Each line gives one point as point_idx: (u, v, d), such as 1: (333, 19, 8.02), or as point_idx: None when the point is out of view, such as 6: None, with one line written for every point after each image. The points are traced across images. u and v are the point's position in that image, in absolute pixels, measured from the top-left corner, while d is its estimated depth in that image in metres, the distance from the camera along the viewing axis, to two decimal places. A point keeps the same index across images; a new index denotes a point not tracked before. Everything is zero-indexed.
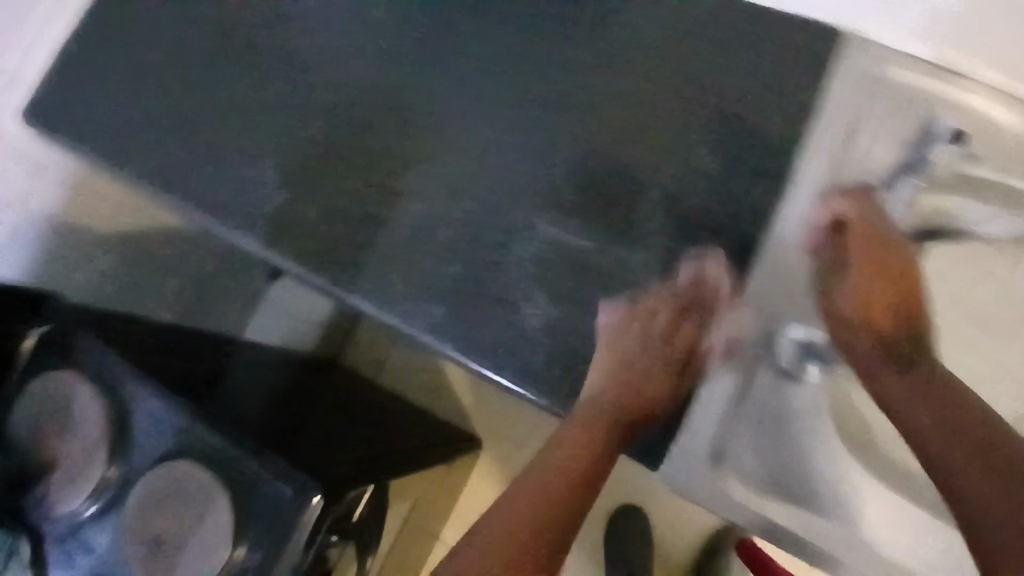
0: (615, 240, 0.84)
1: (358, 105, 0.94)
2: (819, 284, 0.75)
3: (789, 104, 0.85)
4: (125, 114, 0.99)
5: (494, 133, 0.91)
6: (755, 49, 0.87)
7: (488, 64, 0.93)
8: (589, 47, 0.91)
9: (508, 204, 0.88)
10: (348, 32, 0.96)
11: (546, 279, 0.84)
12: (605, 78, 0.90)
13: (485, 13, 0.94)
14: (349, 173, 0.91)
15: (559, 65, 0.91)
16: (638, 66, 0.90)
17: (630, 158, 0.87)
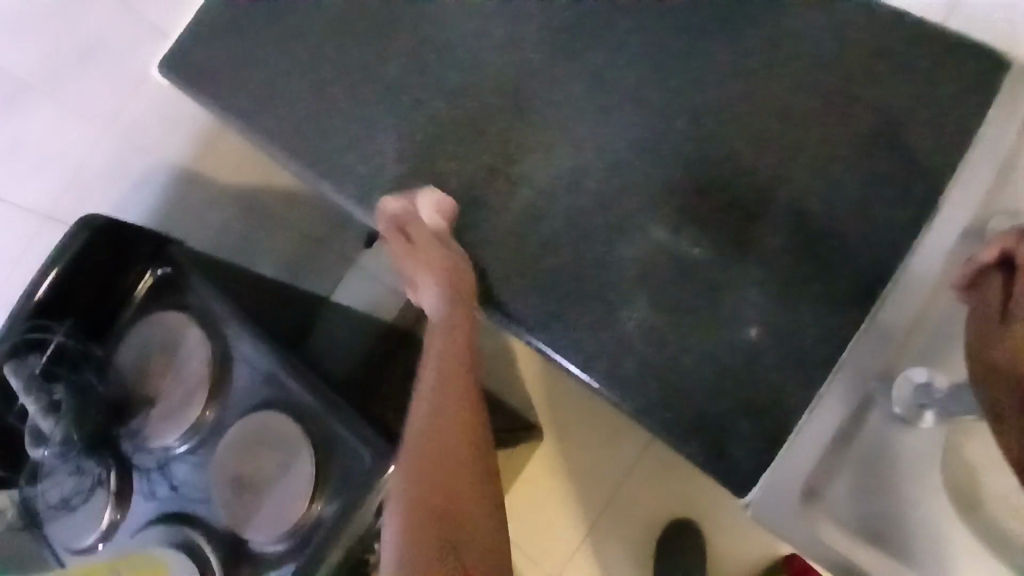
0: (725, 254, 0.83)
1: (482, 90, 0.96)
2: (970, 330, 0.62)
3: (937, 137, 0.81)
4: (260, 76, 1.05)
5: (614, 131, 0.90)
6: (907, 74, 0.83)
7: (617, 62, 0.93)
8: (723, 53, 0.89)
9: (618, 204, 0.88)
10: (480, 16, 0.98)
11: (650, 285, 0.84)
12: (737, 86, 0.87)
13: (620, 11, 0.94)
14: (465, 155, 0.94)
15: (690, 69, 0.90)
16: (774, 77, 0.87)
17: (753, 171, 0.84)
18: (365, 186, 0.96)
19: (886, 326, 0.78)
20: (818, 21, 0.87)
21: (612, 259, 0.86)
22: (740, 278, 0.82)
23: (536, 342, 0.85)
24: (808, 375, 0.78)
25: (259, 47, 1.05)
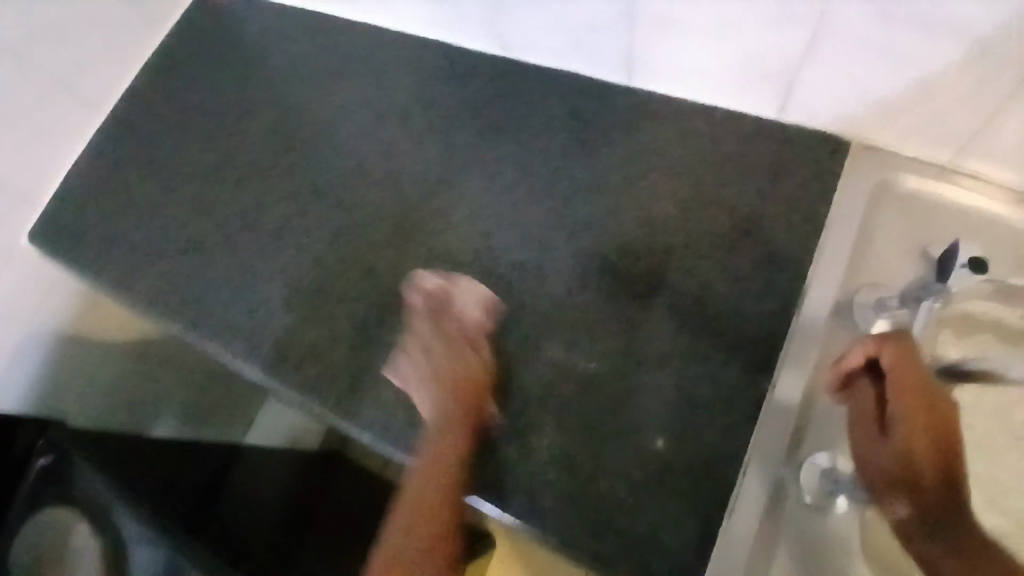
0: (626, 360, 0.82)
1: (367, 225, 0.95)
2: (855, 431, 0.72)
3: (795, 214, 0.86)
4: (142, 234, 1.00)
5: (505, 249, 0.91)
6: (759, 163, 0.90)
7: (498, 182, 0.95)
8: (595, 165, 0.94)
9: (517, 322, 0.86)
10: (362, 153, 1.00)
11: (559, 400, 0.81)
12: (610, 194, 0.92)
13: (494, 137, 0.98)
14: (358, 292, 0.91)
15: (569, 182, 0.94)
16: (647, 181, 0.92)
17: (636, 273, 0.87)
18: (256, 341, 0.90)
19: (788, 403, 0.77)
20: (676, 126, 0.94)
21: (522, 381, 0.83)
22: (653, 381, 0.81)
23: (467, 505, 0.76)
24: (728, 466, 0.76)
25: (131, 201, 1.03)
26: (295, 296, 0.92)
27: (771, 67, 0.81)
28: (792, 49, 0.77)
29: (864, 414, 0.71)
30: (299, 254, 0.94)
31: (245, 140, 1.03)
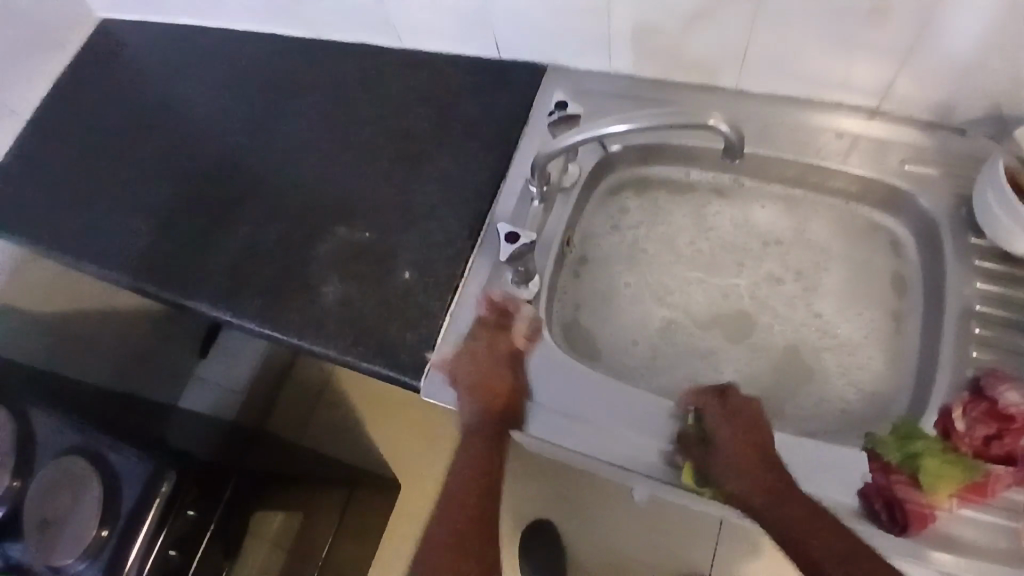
0: (418, 230, 0.82)
1: (237, 146, 0.96)
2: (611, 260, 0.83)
3: (597, 81, 0.87)
4: (32, 173, 1.01)
5: (349, 157, 0.91)
6: (583, 73, 0.87)
7: (346, 102, 0.96)
8: (431, 63, 0.95)
9: (353, 217, 0.86)
10: (236, 85, 1.02)
11: (382, 270, 0.80)
12: (440, 87, 0.93)
13: (331, 67, 0.99)
14: (220, 199, 0.92)
15: (383, 101, 0.94)
16: (476, 61, 0.93)
17: (466, 156, 0.86)
18: (121, 250, 0.91)
19: (601, 253, 0.84)
20: None
21: (361, 266, 0.82)
22: (453, 231, 0.81)
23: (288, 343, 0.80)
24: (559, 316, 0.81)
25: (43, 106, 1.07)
26: (163, 197, 0.95)
27: (467, 29, 0.88)
28: (482, 18, 0.85)
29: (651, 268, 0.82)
30: (179, 150, 0.98)
31: (169, 70, 1.07)
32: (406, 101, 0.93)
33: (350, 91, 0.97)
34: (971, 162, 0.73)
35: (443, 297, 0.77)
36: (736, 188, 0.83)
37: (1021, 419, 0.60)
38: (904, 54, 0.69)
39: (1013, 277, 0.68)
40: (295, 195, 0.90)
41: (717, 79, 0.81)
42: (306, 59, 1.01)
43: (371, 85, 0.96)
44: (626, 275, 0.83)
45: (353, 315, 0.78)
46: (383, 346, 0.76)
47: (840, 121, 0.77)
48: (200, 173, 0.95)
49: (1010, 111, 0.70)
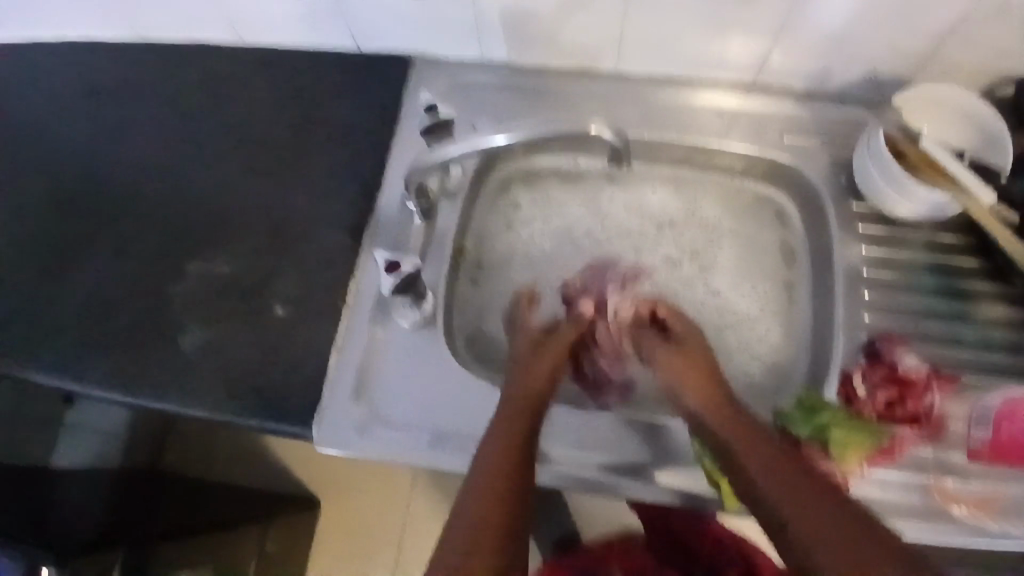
0: (290, 256, 0.72)
1: (56, 172, 0.80)
2: (507, 264, 0.79)
3: (472, 72, 0.80)
4: None
5: (197, 177, 0.78)
6: (456, 65, 0.80)
7: (187, 112, 0.82)
8: (283, 59, 0.83)
9: (213, 248, 0.74)
10: (42, 94, 0.84)
11: (254, 308, 0.70)
12: (297, 87, 0.81)
13: (162, 69, 0.84)
14: (41, 240, 0.76)
15: (231, 109, 0.82)
16: (335, 56, 0.82)
17: (338, 168, 0.77)
18: None
19: (498, 257, 0.79)
20: None
21: (229, 306, 0.71)
22: (329, 255, 0.72)
23: (151, 405, 0.69)
24: (464, 329, 0.75)
25: None
26: None
27: (319, 21, 0.77)
28: (336, 9, 0.74)
29: (551, 272, 0.79)
30: None
31: None
32: (261, 109, 0.81)
33: (189, 99, 0.83)
34: (845, 129, 0.75)
35: (328, 329, 0.68)
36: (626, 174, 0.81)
37: (920, 381, 0.61)
38: (777, 29, 0.68)
39: (889, 237, 0.70)
40: (137, 228, 0.76)
41: (597, 63, 0.77)
42: (129, 59, 0.84)
43: (217, 93, 0.82)
44: (526, 277, 0.79)
45: (227, 364, 0.68)
46: (265, 395, 0.66)
47: (722, 98, 0.76)
48: (11, 207, 0.78)
49: (883, 74, 0.71)
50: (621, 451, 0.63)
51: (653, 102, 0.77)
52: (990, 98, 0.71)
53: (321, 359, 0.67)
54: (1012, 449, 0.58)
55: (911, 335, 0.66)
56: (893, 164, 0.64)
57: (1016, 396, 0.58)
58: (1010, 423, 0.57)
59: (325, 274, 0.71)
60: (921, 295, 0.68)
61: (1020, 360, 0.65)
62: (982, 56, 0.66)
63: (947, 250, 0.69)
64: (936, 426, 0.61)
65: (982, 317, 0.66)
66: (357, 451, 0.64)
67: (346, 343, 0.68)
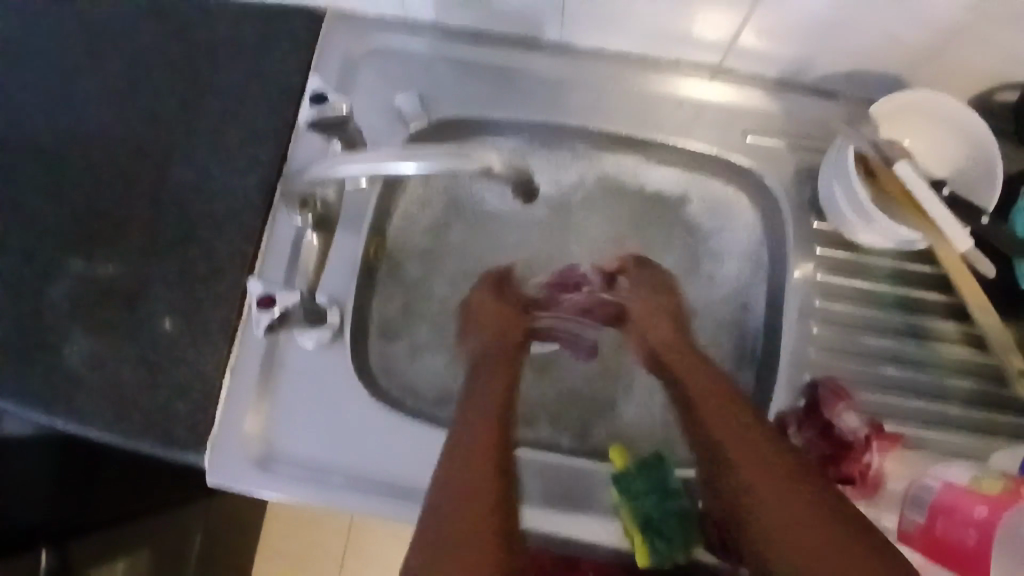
0: (178, 257, 0.63)
1: None
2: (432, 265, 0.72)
3: (392, 35, 0.68)
4: None
5: (66, 156, 0.66)
6: (373, 27, 0.68)
7: (50, 73, 0.68)
8: (162, 9, 0.69)
9: (87, 243, 0.64)
10: None
11: (136, 318, 0.62)
12: (181, 45, 0.68)
13: (17, 16, 0.69)
14: None
15: (103, 71, 0.68)
16: (224, 7, 0.68)
17: (233, 150, 0.65)
18: None
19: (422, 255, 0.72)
20: None
21: (108, 315, 0.62)
22: (223, 259, 0.63)
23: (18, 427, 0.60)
24: (381, 339, 0.69)
25: None
26: None
27: None
28: None
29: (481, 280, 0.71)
30: None
31: None
32: (145, 72, 0.68)
33: (52, 56, 0.69)
34: (818, 128, 0.65)
35: (220, 348, 0.61)
36: (568, 163, 0.72)
37: (859, 445, 0.58)
38: (750, 4, 0.56)
39: (849, 263, 0.64)
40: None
41: (538, 31, 0.65)
42: None
43: (89, 50, 0.69)
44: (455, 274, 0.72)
45: (104, 383, 0.60)
46: (151, 421, 0.59)
47: (678, 82, 0.66)
48: None
49: (864, 67, 0.61)
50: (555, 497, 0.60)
51: (602, 88, 0.66)
52: (986, 101, 0.61)
53: (214, 383, 0.60)
54: (941, 546, 0.52)
55: (855, 377, 0.62)
56: (862, 193, 0.57)
57: (958, 488, 0.52)
58: (946, 518, 0.52)
59: (219, 280, 0.62)
60: (877, 334, 0.63)
61: (966, 406, 0.62)
62: (987, 54, 0.55)
63: (911, 281, 0.64)
64: (871, 487, 0.58)
65: (933, 358, 0.62)
66: (241, 484, 0.60)
67: (243, 362, 0.62)
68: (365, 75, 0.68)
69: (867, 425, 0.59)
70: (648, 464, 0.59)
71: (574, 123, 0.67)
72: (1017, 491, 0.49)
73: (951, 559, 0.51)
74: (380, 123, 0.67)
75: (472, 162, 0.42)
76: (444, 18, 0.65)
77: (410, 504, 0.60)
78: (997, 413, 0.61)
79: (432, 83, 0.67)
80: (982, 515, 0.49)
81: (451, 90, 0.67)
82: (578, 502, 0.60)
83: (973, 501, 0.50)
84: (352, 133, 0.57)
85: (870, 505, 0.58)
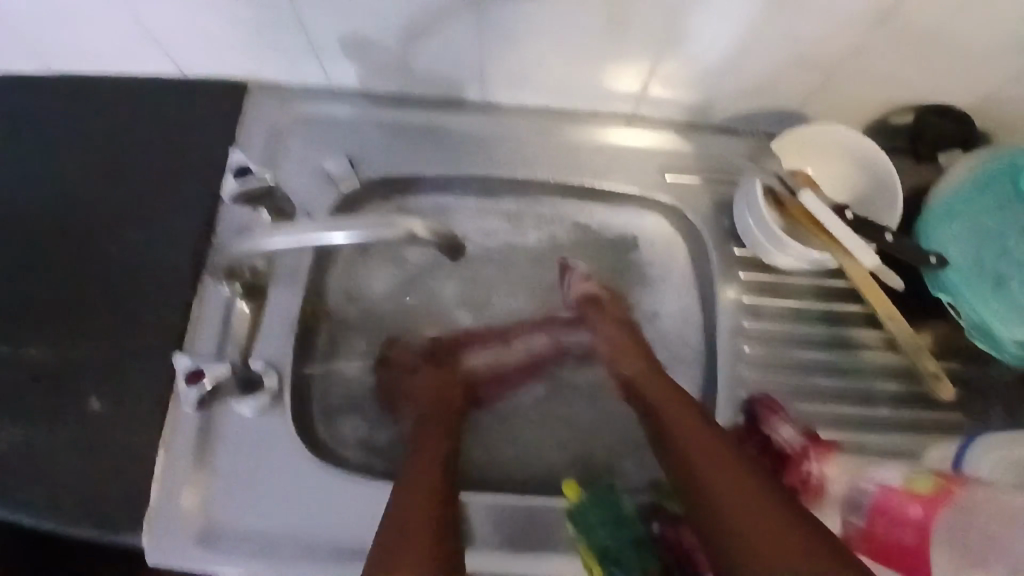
0: (106, 336, 0.62)
1: None
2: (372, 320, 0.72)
3: (317, 101, 0.70)
4: None
5: None
6: (299, 94, 0.70)
7: None
8: (79, 89, 0.69)
9: (7, 329, 0.62)
10: None
11: (63, 403, 0.60)
12: (101, 123, 0.68)
13: None
14: None
15: (20, 153, 0.67)
16: (144, 85, 0.69)
17: (159, 223, 0.65)
18: None
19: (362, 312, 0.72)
20: None
21: (31, 403, 0.60)
22: (154, 333, 0.62)
23: None
24: (326, 398, 0.68)
25: None
26: None
27: (121, 49, 0.64)
28: (135, 33, 0.61)
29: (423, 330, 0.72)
30: None
31: None
32: (66, 150, 0.67)
33: None
34: (727, 163, 0.70)
35: (154, 425, 0.59)
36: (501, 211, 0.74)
37: (797, 456, 0.61)
38: (650, 59, 0.60)
39: (769, 285, 0.68)
40: None
41: (461, 91, 0.68)
42: None
43: (5, 135, 0.68)
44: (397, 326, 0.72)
45: (28, 474, 0.57)
46: (81, 511, 0.56)
47: (595, 131, 0.70)
48: None
49: (759, 106, 0.66)
50: (522, 539, 0.59)
51: (525, 140, 0.70)
52: (871, 129, 0.67)
53: (149, 462, 0.58)
54: (880, 546, 0.55)
55: (790, 392, 0.65)
56: (770, 221, 0.61)
57: (890, 489, 0.55)
58: (882, 518, 0.55)
59: (150, 356, 0.61)
60: (807, 348, 0.66)
61: (897, 408, 0.65)
62: (871, 86, 0.61)
63: (832, 297, 0.68)
64: (813, 494, 0.60)
65: (860, 366, 0.66)
66: (180, 561, 0.57)
67: (180, 437, 0.60)
68: (293, 140, 0.69)
69: (803, 436, 0.61)
70: (601, 495, 0.61)
71: (502, 174, 0.70)
72: (948, 488, 0.53)
73: (891, 558, 0.54)
74: (311, 186, 0.68)
75: (396, 226, 0.44)
76: (368, 83, 0.68)
77: (363, 564, 0.59)
78: (928, 412, 0.65)
79: (361, 144, 0.69)
80: (919, 514, 0.53)
81: (381, 149, 0.69)
82: (540, 543, 0.59)
83: (908, 500, 0.54)
84: (280, 199, 0.58)
85: (815, 512, 0.60)
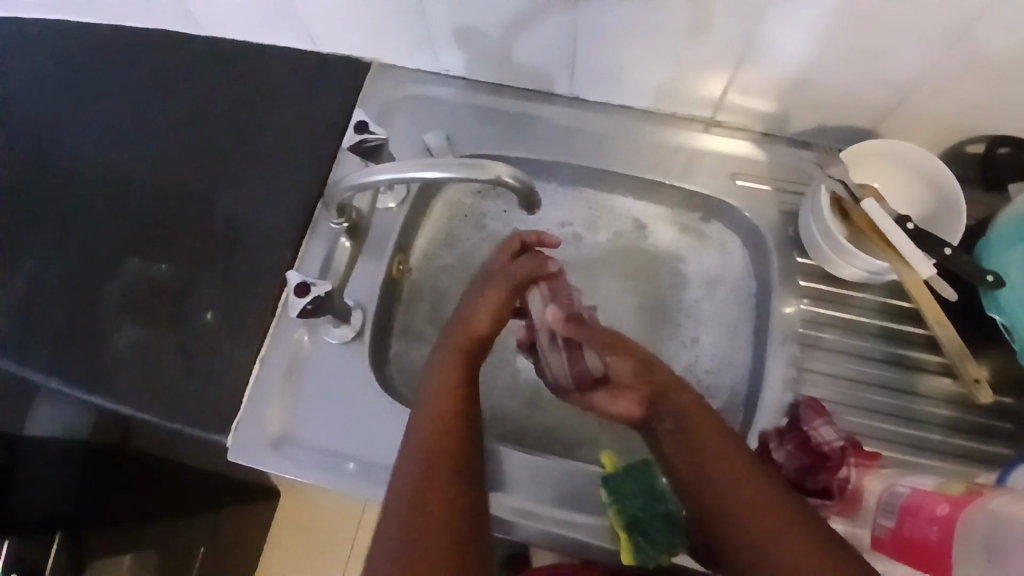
0: (223, 261, 0.71)
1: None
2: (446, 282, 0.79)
3: (424, 82, 0.78)
4: None
5: (135, 173, 0.76)
6: (409, 74, 0.78)
7: (129, 104, 0.79)
8: (228, 55, 0.80)
9: (145, 246, 0.72)
10: None
11: (181, 312, 0.69)
12: (242, 85, 0.79)
13: (106, 57, 0.81)
14: None
15: (173, 103, 0.79)
16: (281, 55, 0.79)
17: (278, 172, 0.75)
18: None
19: (438, 273, 0.79)
20: None
21: (156, 310, 0.69)
22: (262, 264, 0.71)
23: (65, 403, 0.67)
24: (397, 345, 0.75)
25: None
26: None
27: (269, 22, 0.75)
28: (284, 8, 0.72)
29: None
30: None
31: None
32: (209, 105, 0.79)
33: (133, 90, 0.80)
34: (798, 174, 0.73)
35: (253, 341, 0.68)
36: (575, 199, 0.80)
37: (834, 457, 0.60)
38: (734, 66, 0.65)
39: (826, 293, 0.70)
40: (68, 221, 0.74)
41: (552, 84, 0.75)
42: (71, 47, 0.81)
43: (163, 87, 0.80)
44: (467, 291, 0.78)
45: (146, 368, 0.67)
46: (184, 404, 0.65)
47: (673, 133, 0.75)
48: None
49: (834, 122, 0.69)
50: (564, 498, 0.65)
51: (607, 134, 0.76)
52: (947, 156, 0.69)
53: (245, 372, 0.67)
54: (908, 547, 0.54)
55: (836, 399, 0.66)
56: (832, 225, 0.63)
57: (923, 492, 0.55)
58: (912, 518, 0.55)
59: (256, 283, 0.70)
60: (859, 360, 0.68)
61: (946, 433, 0.65)
62: (950, 111, 0.63)
63: (892, 314, 0.69)
64: (850, 501, 0.61)
65: (912, 385, 0.67)
66: (257, 463, 0.65)
67: (273, 354, 0.68)
68: (399, 113, 0.78)
69: (843, 438, 0.61)
70: (636, 468, 0.63)
71: (581, 162, 0.75)
72: (977, 492, 0.52)
73: (918, 558, 0.53)
74: (410, 154, 0.76)
75: (487, 170, 0.51)
76: (472, 69, 0.76)
77: None
78: (978, 441, 0.65)
79: (457, 122, 0.77)
80: (944, 512, 0.52)
81: (475, 128, 0.77)
82: (580, 505, 0.64)
83: (937, 500, 0.53)
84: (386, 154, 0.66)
85: (849, 521, 0.61)
